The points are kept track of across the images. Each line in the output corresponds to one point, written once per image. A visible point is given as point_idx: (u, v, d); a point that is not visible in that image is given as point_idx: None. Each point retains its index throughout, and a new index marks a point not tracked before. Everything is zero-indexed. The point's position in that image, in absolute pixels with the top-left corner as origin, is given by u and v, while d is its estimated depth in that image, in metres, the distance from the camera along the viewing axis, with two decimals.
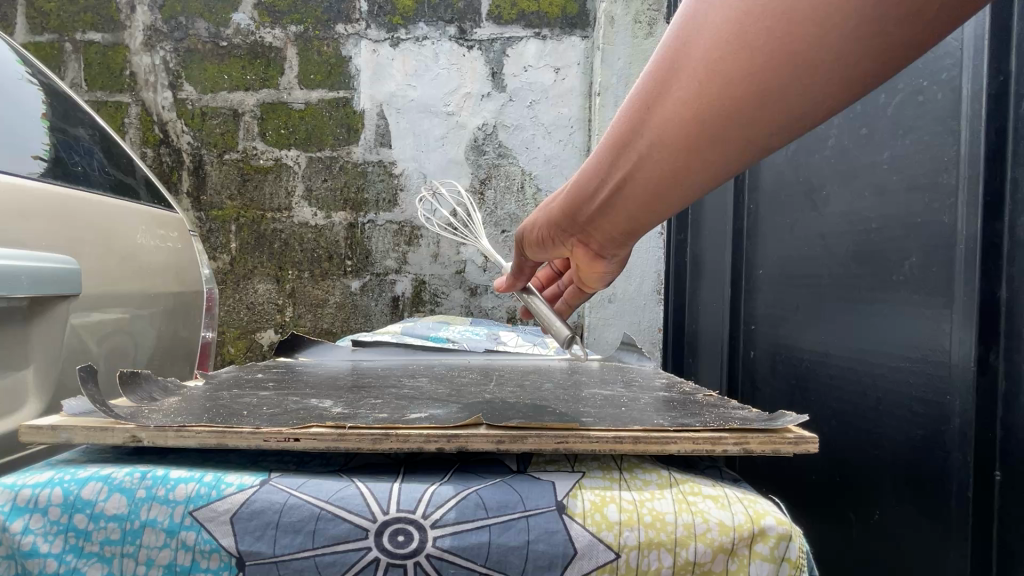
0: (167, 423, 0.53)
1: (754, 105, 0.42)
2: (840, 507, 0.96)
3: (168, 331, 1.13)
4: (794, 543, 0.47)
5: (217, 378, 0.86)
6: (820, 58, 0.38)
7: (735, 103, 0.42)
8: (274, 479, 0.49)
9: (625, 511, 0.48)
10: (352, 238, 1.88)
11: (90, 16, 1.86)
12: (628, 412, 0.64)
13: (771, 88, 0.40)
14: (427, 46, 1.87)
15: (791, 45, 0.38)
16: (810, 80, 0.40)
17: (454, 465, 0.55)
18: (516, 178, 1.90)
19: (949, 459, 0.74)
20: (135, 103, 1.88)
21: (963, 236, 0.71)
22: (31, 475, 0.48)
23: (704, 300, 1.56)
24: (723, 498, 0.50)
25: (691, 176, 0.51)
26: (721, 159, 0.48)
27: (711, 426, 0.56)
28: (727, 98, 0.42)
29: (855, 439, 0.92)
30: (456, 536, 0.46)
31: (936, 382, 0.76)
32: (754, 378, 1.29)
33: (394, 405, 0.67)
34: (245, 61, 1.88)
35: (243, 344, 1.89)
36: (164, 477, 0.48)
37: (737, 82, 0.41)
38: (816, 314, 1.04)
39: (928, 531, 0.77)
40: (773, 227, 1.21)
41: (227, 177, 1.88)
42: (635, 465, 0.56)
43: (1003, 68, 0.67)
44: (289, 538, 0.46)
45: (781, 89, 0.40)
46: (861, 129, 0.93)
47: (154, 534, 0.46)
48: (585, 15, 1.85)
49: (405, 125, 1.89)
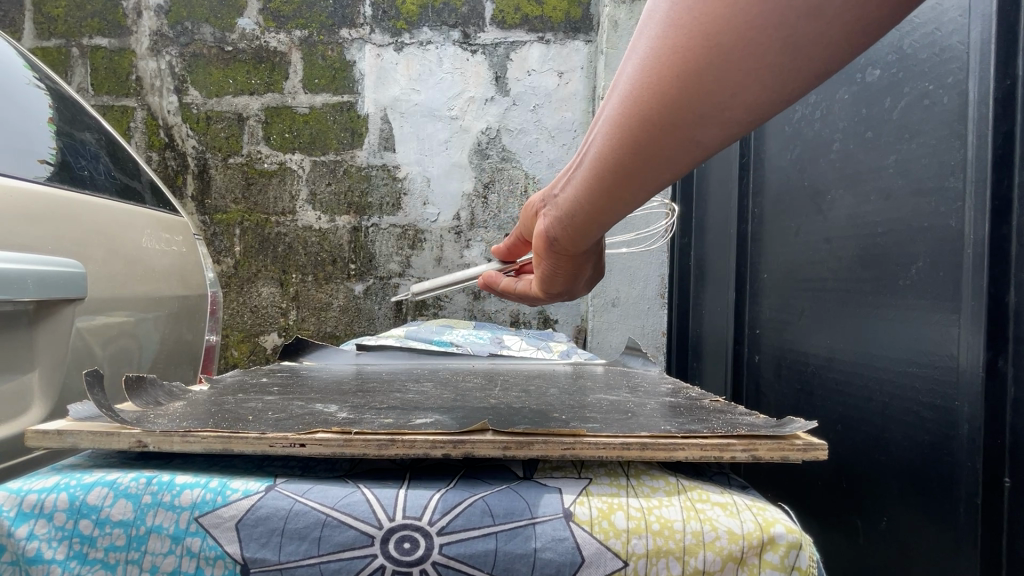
0: (173, 428, 0.53)
1: (694, 98, 0.38)
2: (847, 513, 0.95)
3: (172, 335, 1.14)
4: (804, 551, 0.46)
5: (222, 383, 0.86)
6: (757, 49, 0.35)
7: (667, 96, 0.39)
8: (279, 485, 0.49)
9: (633, 519, 0.47)
10: (355, 241, 1.88)
11: (96, 21, 1.87)
12: (635, 417, 0.64)
13: (704, 82, 0.37)
14: (430, 50, 1.88)
15: (722, 36, 0.35)
16: (755, 73, 0.36)
17: (460, 471, 0.55)
18: (519, 181, 1.90)
19: (957, 465, 0.73)
20: (140, 107, 1.89)
21: (971, 240, 0.71)
22: (37, 480, 0.48)
23: (708, 304, 1.55)
24: (732, 506, 0.49)
25: (640, 178, 0.47)
26: (666, 161, 0.44)
27: (719, 432, 0.55)
28: (659, 90, 0.39)
29: (862, 445, 0.91)
30: (462, 543, 0.46)
31: (944, 388, 0.75)
32: (759, 382, 1.28)
33: (399, 410, 0.67)
34: (250, 66, 1.89)
35: (246, 347, 1.89)
36: (169, 483, 0.48)
37: (668, 72, 0.38)
38: (822, 318, 1.03)
39: (936, 539, 0.76)
40: (778, 231, 1.20)
41: (231, 181, 1.88)
42: (643, 472, 0.55)
43: (1010, 71, 0.67)
44: (295, 545, 0.45)
45: (716, 85, 0.37)
46: (867, 133, 0.92)
47: (159, 541, 0.46)
48: (588, 19, 1.86)
49: (408, 129, 1.89)
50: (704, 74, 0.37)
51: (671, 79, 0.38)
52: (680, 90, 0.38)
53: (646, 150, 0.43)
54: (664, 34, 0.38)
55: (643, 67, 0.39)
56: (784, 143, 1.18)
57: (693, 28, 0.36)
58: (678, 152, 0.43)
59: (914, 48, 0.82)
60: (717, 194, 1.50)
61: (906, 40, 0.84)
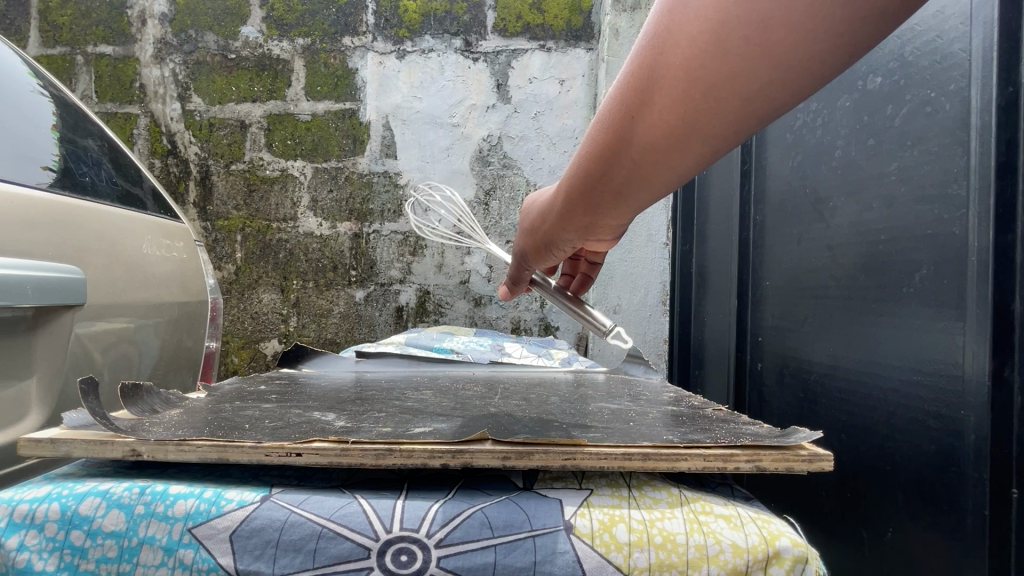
0: (167, 436, 0.53)
1: (756, 95, 0.36)
2: (852, 524, 0.93)
3: (172, 341, 1.13)
4: (810, 565, 0.45)
5: (220, 390, 0.86)
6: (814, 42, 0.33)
7: (725, 100, 0.37)
8: (275, 495, 0.48)
9: (634, 531, 0.47)
10: (357, 247, 1.88)
11: (101, 29, 1.88)
12: (637, 427, 0.63)
13: (762, 81, 0.35)
14: (433, 58, 1.89)
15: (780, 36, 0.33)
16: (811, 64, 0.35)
17: (459, 481, 0.54)
18: (520, 188, 1.90)
19: (963, 476, 0.72)
20: (144, 115, 1.90)
21: (975, 248, 0.70)
22: (29, 489, 0.48)
23: (710, 311, 1.54)
24: (736, 518, 0.48)
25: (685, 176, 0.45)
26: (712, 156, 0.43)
27: (723, 441, 0.54)
28: (715, 94, 0.37)
29: (866, 455, 0.90)
30: (461, 556, 0.45)
31: (949, 397, 0.74)
32: (762, 390, 1.27)
33: (398, 418, 0.66)
34: (253, 73, 1.89)
35: (246, 353, 1.89)
36: (163, 493, 0.47)
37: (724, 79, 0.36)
38: (825, 326, 1.03)
39: (943, 551, 0.75)
40: (780, 238, 1.20)
41: (233, 187, 1.89)
42: (645, 483, 0.54)
43: (1013, 78, 0.66)
44: (290, 557, 0.45)
45: (773, 82, 0.35)
46: (868, 140, 0.92)
47: (151, 552, 0.45)
48: (590, 28, 1.86)
49: (410, 136, 1.89)
50: (768, 72, 0.35)
51: (730, 85, 0.36)
52: (740, 92, 0.36)
53: (700, 150, 0.41)
54: (710, 44, 0.34)
55: (691, 81, 0.36)
56: (785, 151, 1.18)
57: (748, 30, 0.33)
58: (727, 147, 0.41)
59: (915, 55, 0.82)
60: (718, 201, 1.50)
61: (908, 47, 0.83)
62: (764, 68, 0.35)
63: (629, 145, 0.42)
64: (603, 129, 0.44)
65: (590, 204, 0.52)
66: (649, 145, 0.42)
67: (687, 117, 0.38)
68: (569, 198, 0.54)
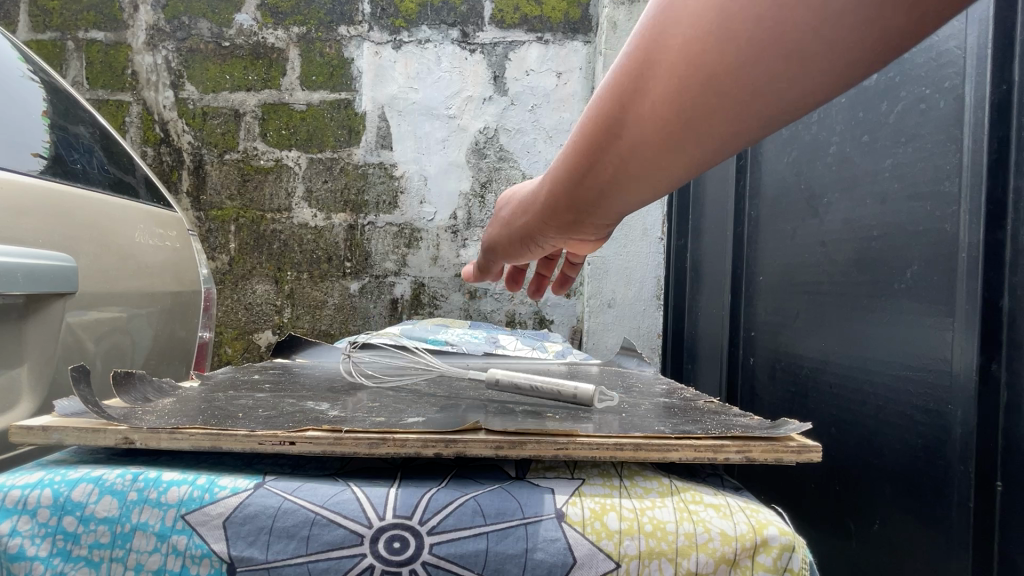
0: (160, 424, 0.53)
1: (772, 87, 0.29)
2: (840, 516, 0.95)
3: (165, 331, 1.12)
4: (797, 553, 0.46)
5: (214, 379, 0.86)
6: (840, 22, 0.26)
7: (735, 88, 0.30)
8: (268, 483, 0.48)
9: (626, 520, 0.47)
10: (351, 239, 1.88)
11: (92, 14, 1.85)
12: (629, 418, 0.63)
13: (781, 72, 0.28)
14: (429, 49, 1.87)
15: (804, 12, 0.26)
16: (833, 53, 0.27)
17: (452, 470, 0.54)
18: (516, 181, 1.89)
19: (950, 469, 0.73)
20: (136, 102, 1.88)
21: (965, 244, 0.71)
22: (21, 475, 0.47)
23: (703, 306, 1.55)
24: (725, 507, 0.49)
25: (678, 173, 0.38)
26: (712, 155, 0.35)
27: (713, 433, 0.55)
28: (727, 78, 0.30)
29: (855, 448, 0.91)
30: (453, 543, 0.45)
31: (937, 392, 0.76)
32: (754, 385, 1.28)
33: (391, 408, 0.67)
34: (247, 62, 1.88)
35: (240, 344, 1.88)
36: (156, 479, 0.47)
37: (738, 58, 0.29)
38: (817, 321, 1.03)
39: (927, 542, 0.76)
40: (774, 233, 1.20)
41: (227, 177, 1.87)
42: (636, 473, 0.55)
43: (1006, 76, 0.67)
44: (282, 544, 0.45)
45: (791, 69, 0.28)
46: (863, 137, 0.92)
47: (145, 538, 0.45)
48: (587, 20, 1.86)
49: (406, 127, 1.88)
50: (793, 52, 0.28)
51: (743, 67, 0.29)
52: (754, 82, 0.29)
53: (700, 146, 0.34)
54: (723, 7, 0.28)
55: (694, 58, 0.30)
56: (781, 147, 1.18)
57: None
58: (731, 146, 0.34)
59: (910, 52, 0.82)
60: (713, 197, 1.50)
61: None
62: (787, 53, 0.28)
63: (618, 139, 0.36)
64: (591, 119, 0.37)
65: (572, 204, 0.46)
66: (640, 140, 0.35)
67: (689, 108, 0.32)
68: (549, 196, 0.47)
